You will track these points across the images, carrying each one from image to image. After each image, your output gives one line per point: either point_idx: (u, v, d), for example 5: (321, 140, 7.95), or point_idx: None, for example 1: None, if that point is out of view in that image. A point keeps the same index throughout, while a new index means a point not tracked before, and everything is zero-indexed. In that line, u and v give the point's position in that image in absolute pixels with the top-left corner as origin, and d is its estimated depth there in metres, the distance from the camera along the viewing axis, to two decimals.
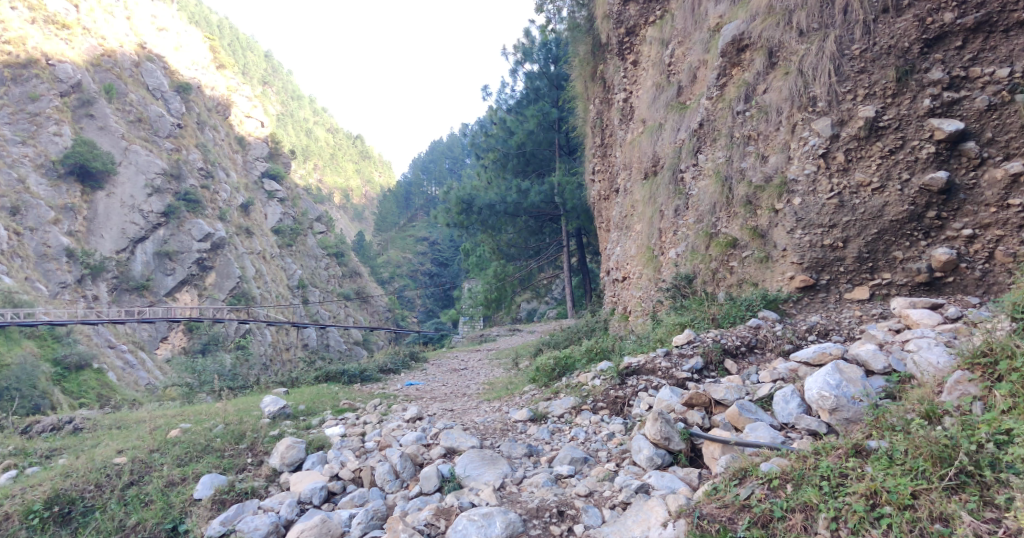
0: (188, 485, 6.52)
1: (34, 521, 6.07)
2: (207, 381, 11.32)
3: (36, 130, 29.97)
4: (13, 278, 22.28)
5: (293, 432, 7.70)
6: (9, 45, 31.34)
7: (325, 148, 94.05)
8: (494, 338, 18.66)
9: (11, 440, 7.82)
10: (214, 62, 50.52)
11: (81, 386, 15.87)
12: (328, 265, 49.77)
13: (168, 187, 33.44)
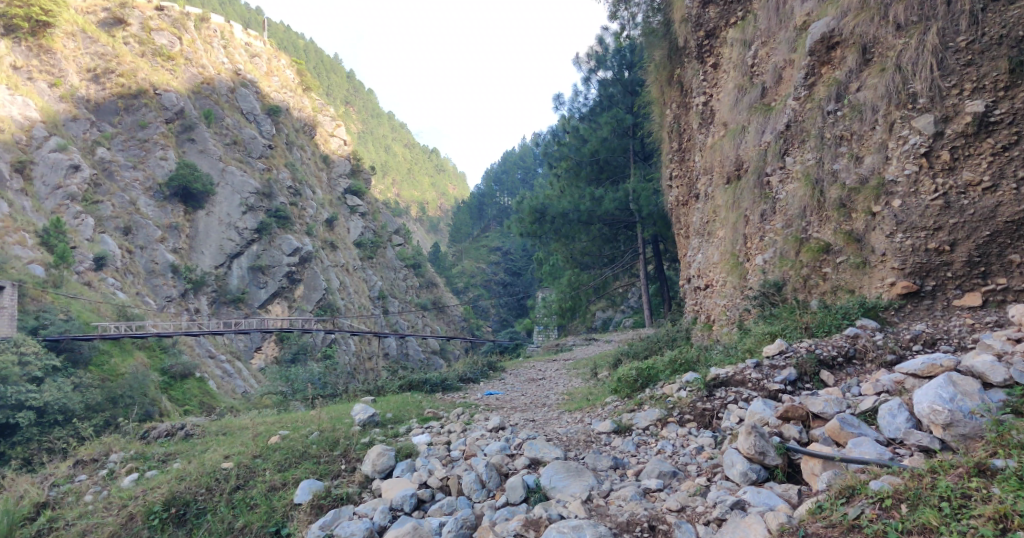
0: (288, 490, 6.77)
1: (155, 521, 6.52)
2: (300, 389, 11.77)
3: (145, 156, 31.83)
4: (126, 294, 24.33)
5: (382, 439, 7.88)
6: (122, 78, 33.07)
7: (401, 164, 96.75)
8: (571, 347, 18.61)
9: (131, 445, 8.38)
10: (302, 84, 52.50)
11: (185, 394, 17.03)
12: (407, 276, 50.88)
13: (261, 206, 35.14)
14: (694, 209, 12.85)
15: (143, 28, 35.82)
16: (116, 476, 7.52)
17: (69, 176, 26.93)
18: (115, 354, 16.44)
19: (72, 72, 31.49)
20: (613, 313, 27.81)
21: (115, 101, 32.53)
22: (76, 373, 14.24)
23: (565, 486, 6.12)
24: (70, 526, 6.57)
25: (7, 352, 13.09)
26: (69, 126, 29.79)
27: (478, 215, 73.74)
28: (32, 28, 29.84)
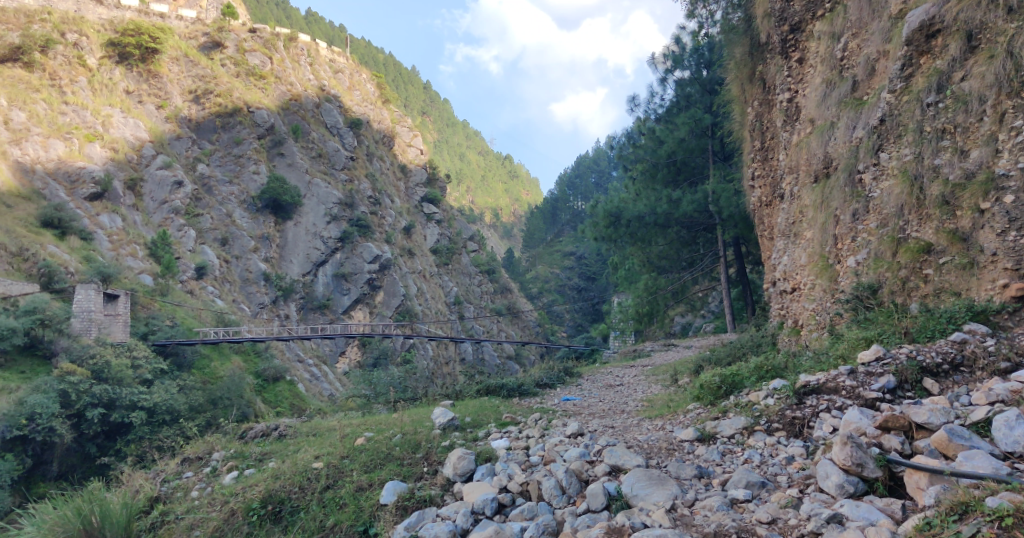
0: (374, 491, 6.95)
1: (254, 517, 6.85)
2: (382, 393, 12.17)
3: (240, 170, 33.84)
4: (224, 301, 26.41)
5: (462, 443, 7.97)
6: (220, 98, 34.94)
7: (475, 171, 98.35)
8: (649, 353, 18.37)
9: (231, 444, 8.89)
10: (382, 97, 53.76)
11: (277, 396, 18.30)
12: (481, 281, 51.19)
13: (343, 215, 36.20)
14: (779, 211, 12.38)
15: (238, 50, 37.98)
16: (218, 473, 7.97)
17: (173, 192, 29.52)
18: (214, 357, 17.89)
19: (176, 94, 34.19)
20: (695, 317, 27.09)
21: (213, 120, 34.50)
22: (181, 376, 15.83)
23: (647, 495, 5.99)
24: (179, 520, 6.99)
25: (123, 357, 14.98)
26: (172, 145, 32.45)
27: (551, 220, 71.68)
28: (142, 55, 33.34)
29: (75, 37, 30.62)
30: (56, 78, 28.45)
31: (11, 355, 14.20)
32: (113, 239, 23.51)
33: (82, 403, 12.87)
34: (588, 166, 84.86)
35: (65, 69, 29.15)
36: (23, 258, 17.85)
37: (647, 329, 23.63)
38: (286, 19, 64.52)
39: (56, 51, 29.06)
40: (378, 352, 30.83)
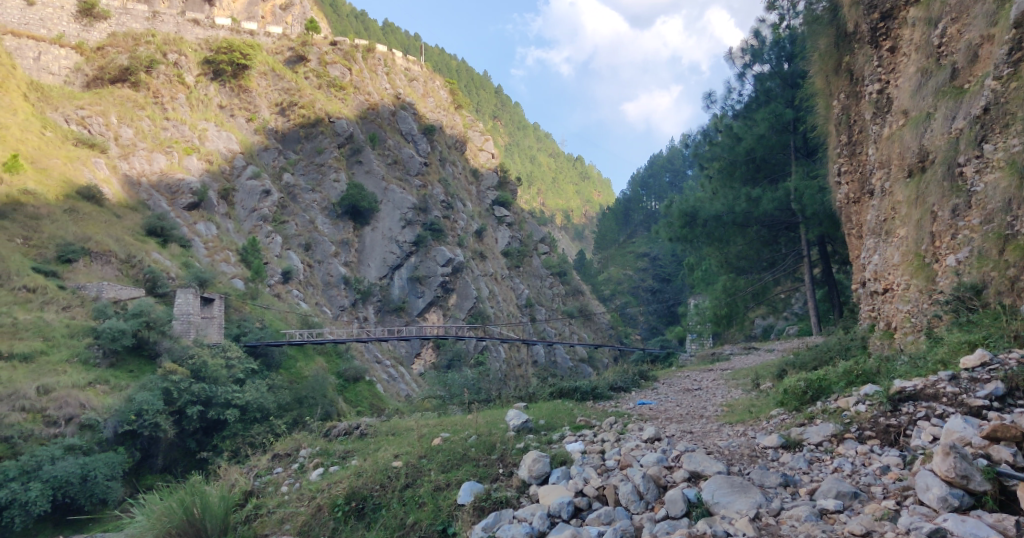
0: (452, 490, 6.94)
1: (339, 513, 7.01)
2: (455, 394, 12.51)
3: (322, 179, 35.22)
4: (308, 304, 27.48)
5: (536, 445, 7.77)
6: (303, 109, 35.98)
7: (546, 173, 98.32)
8: (728, 356, 17.92)
9: (317, 441, 9.26)
10: (455, 103, 53.74)
11: (357, 395, 19.41)
12: (552, 284, 49.38)
13: (418, 220, 36.99)
14: (867, 208, 11.78)
15: (320, 63, 39.32)
16: (305, 470, 8.27)
17: (262, 201, 30.82)
18: (299, 358, 19.05)
19: (264, 107, 35.45)
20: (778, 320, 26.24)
21: (297, 131, 35.72)
22: (270, 376, 16.86)
23: (730, 503, 5.75)
24: (272, 514, 7.23)
25: (218, 357, 15.92)
26: (261, 156, 33.62)
27: (625, 219, 71.66)
28: (234, 70, 34.82)
29: (176, 56, 33.07)
30: (159, 96, 31.04)
31: (122, 355, 15.68)
32: (209, 246, 25.86)
33: (183, 401, 13.73)
34: (662, 166, 82.63)
35: (167, 87, 31.63)
36: (131, 266, 20.52)
37: (725, 331, 23.37)
38: (364, 30, 66.11)
39: (160, 71, 31.74)
40: (452, 353, 31.41)
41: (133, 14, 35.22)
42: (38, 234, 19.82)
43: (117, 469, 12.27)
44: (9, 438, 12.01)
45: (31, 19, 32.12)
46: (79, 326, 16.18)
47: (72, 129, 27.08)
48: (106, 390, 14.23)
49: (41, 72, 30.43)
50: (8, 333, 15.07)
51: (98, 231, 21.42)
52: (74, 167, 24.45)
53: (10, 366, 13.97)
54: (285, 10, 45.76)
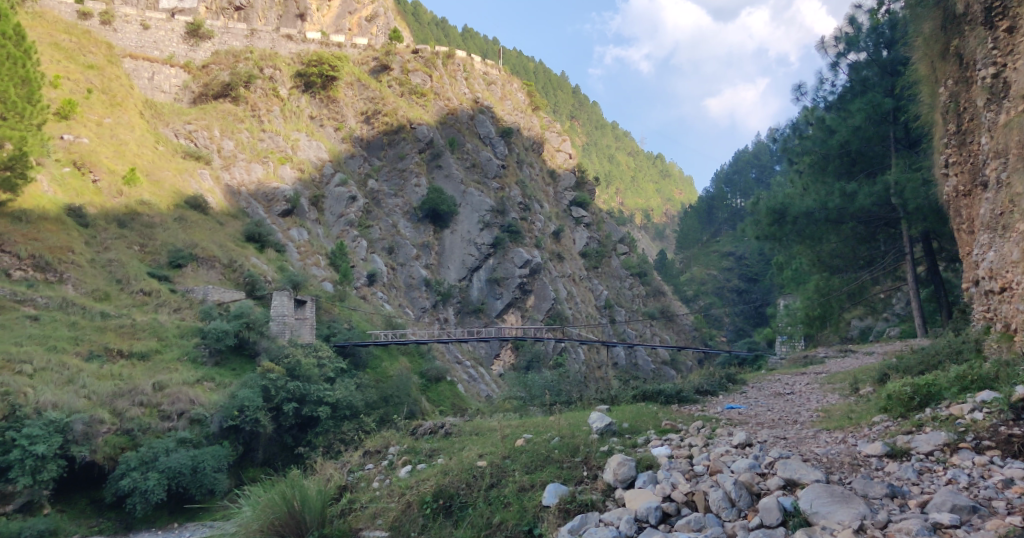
0: (537, 491, 6.70)
1: (427, 510, 6.90)
2: (535, 396, 12.69)
3: (403, 185, 36.04)
4: (392, 305, 28.85)
5: (621, 448, 7.29)
6: (387, 116, 37.08)
7: (625, 173, 96.96)
8: (822, 360, 17.06)
9: (404, 439, 9.46)
10: (532, 105, 52.55)
11: (439, 395, 20.02)
12: (633, 285, 48.53)
13: (495, 222, 37.30)
14: (980, 201, 10.94)
15: (402, 71, 39.63)
16: (395, 466, 8.45)
17: (348, 206, 32.18)
18: (385, 358, 19.78)
19: (350, 116, 36.68)
20: (877, 321, 24.90)
21: (381, 138, 36.78)
22: (357, 374, 17.54)
23: (830, 512, 5.29)
24: (365, 509, 7.23)
25: (311, 356, 16.62)
26: (347, 163, 34.95)
27: (707, 219, 69.35)
28: (323, 82, 36.13)
29: (271, 71, 35.01)
30: (257, 109, 32.94)
31: (226, 354, 16.68)
32: (301, 251, 27.30)
33: (280, 398, 14.44)
34: (747, 162, 78.98)
35: (263, 100, 33.52)
36: (233, 270, 22.15)
37: (819, 333, 22.34)
38: (443, 37, 66.94)
39: (257, 85, 33.63)
40: (531, 355, 31.49)
41: (233, 32, 36.77)
42: (152, 242, 21.96)
43: (222, 461, 13.19)
44: (130, 431, 13.19)
45: (147, 42, 34.57)
46: (188, 327, 17.35)
47: (181, 143, 29.68)
48: (212, 386, 15.20)
49: (155, 91, 32.98)
50: (128, 333, 16.33)
51: (203, 237, 23.34)
52: (182, 179, 26.82)
53: (130, 363, 15.15)
54: (370, 21, 46.11)
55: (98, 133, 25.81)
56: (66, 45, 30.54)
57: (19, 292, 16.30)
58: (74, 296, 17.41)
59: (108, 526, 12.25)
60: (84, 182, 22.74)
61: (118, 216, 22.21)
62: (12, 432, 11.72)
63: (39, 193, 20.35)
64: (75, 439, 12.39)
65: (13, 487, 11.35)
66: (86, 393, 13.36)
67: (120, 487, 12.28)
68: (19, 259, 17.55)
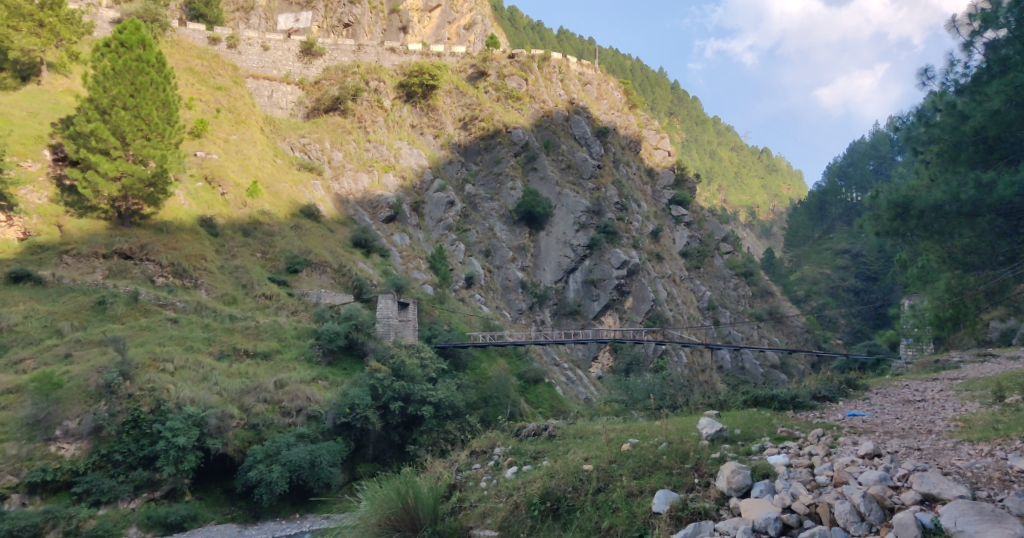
0: (647, 498, 6.49)
1: (536, 512, 6.87)
2: (639, 400, 12.75)
3: (500, 188, 36.19)
4: (489, 307, 29.59)
5: (735, 456, 6.95)
6: (484, 122, 37.45)
7: (728, 169, 93.36)
8: (957, 364, 15.66)
9: (509, 440, 9.56)
10: (630, 103, 50.24)
11: (538, 397, 20.25)
12: (737, 285, 46.42)
13: (592, 223, 36.47)
14: None
15: (499, 76, 39.78)
16: (501, 467, 8.54)
17: (446, 211, 33.05)
18: (483, 359, 20.34)
19: (448, 123, 37.47)
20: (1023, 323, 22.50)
21: (478, 143, 37.25)
22: (458, 375, 18.08)
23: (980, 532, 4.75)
24: (473, 508, 7.22)
25: (413, 357, 17.16)
26: (445, 169, 35.93)
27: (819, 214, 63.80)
28: (424, 91, 37.07)
29: (376, 84, 36.58)
30: (363, 121, 34.76)
31: (337, 354, 17.57)
32: (403, 255, 28.75)
33: (387, 396, 15.01)
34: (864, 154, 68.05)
35: (369, 112, 35.25)
36: (342, 274, 23.45)
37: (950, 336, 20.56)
38: (539, 40, 66.79)
39: (363, 98, 35.47)
40: (630, 358, 30.68)
41: (342, 48, 38.88)
42: (272, 248, 23.42)
43: (337, 456, 13.92)
44: (255, 425, 14.16)
45: (267, 62, 37.02)
46: (304, 328, 18.46)
47: (296, 155, 31.91)
48: (326, 385, 15.99)
49: (273, 107, 35.52)
50: (252, 334, 17.61)
51: (316, 244, 24.79)
52: (297, 189, 28.74)
53: (254, 362, 16.21)
54: (467, 29, 46.96)
55: (225, 150, 28.05)
56: (199, 68, 33.45)
57: (162, 297, 18.11)
58: (206, 300, 19.06)
59: (239, 514, 13.46)
60: (214, 195, 24.94)
61: (243, 226, 24.08)
62: (158, 424, 13.15)
63: (177, 206, 22.83)
64: (210, 432, 13.60)
65: (160, 475, 12.83)
66: (218, 390, 14.48)
67: (248, 478, 13.29)
68: (161, 266, 19.55)
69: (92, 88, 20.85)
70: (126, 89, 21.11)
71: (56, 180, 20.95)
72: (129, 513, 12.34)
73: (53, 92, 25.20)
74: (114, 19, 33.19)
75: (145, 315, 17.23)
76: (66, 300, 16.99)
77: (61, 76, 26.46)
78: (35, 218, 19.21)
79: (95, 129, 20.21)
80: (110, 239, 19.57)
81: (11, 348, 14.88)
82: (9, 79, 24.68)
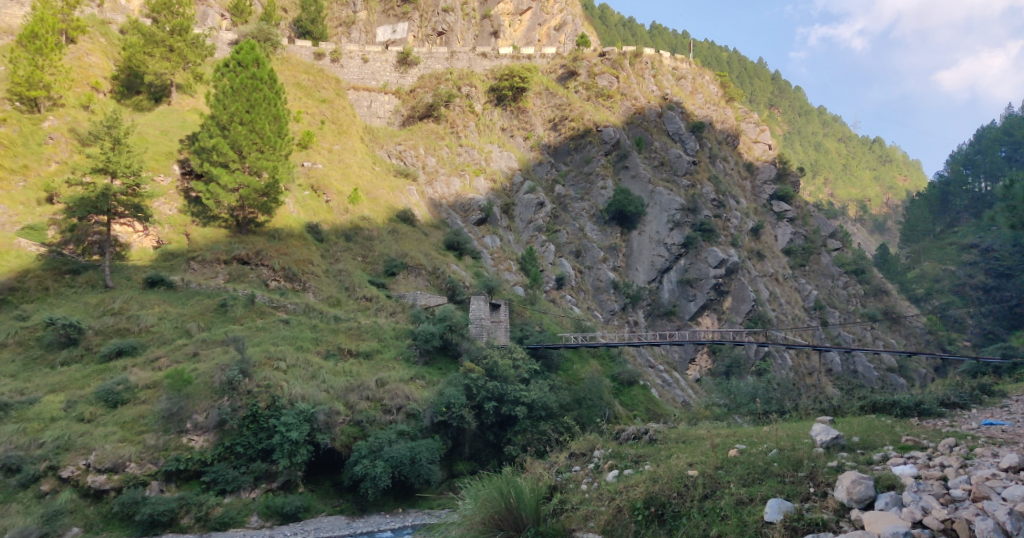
0: (758, 506, 6.20)
1: (640, 517, 6.72)
2: (750, 408, 12.70)
3: (590, 188, 36.14)
4: (580, 308, 29.66)
5: (855, 465, 6.51)
6: (574, 122, 37.43)
7: (835, 161, 87.41)
8: None
9: (609, 444, 9.47)
10: (725, 97, 47.33)
11: (632, 399, 20.04)
12: (848, 284, 43.14)
13: (687, 221, 35.56)
14: None
15: (589, 75, 39.59)
16: (601, 470, 8.41)
17: (537, 212, 33.21)
18: (576, 361, 20.32)
19: (539, 125, 38.05)
20: None
21: (568, 143, 37.28)
22: (551, 376, 18.37)
23: None
24: (576, 510, 7.19)
25: (506, 357, 17.42)
26: (535, 170, 36.38)
27: (941, 208, 57.82)
28: (514, 94, 37.73)
29: (468, 89, 37.63)
30: (456, 126, 35.88)
31: (433, 354, 18.03)
32: (495, 257, 29.35)
33: (481, 397, 15.52)
34: (992, 138, 59.27)
35: (461, 117, 36.25)
36: (437, 276, 24.15)
37: None
38: (630, 36, 65.90)
39: (455, 103, 36.53)
40: (730, 360, 29.55)
41: (436, 56, 40.00)
42: (372, 252, 24.50)
43: (435, 454, 14.46)
44: (360, 422, 14.84)
45: (367, 74, 38.72)
46: (402, 329, 19.13)
47: (393, 162, 33.57)
48: (423, 384, 16.51)
49: (372, 117, 37.21)
50: (355, 334, 18.37)
51: (412, 247, 25.62)
52: (394, 195, 29.91)
53: (357, 361, 16.91)
54: (558, 30, 46.37)
55: (330, 159, 29.55)
56: (305, 83, 35.26)
57: (275, 299, 19.26)
58: (314, 301, 20.16)
59: (347, 506, 14.01)
60: (320, 203, 26.35)
61: (345, 231, 25.33)
62: (274, 419, 14.00)
63: (288, 214, 24.24)
64: (320, 427, 14.31)
65: (276, 467, 13.62)
66: (325, 387, 15.20)
67: (354, 473, 13.89)
68: (274, 270, 20.87)
69: (214, 107, 22.73)
70: (243, 105, 22.84)
71: (184, 192, 22.83)
72: (251, 502, 13.23)
73: (180, 111, 27.38)
74: (232, 40, 35.89)
75: (261, 316, 18.39)
76: (194, 302, 18.44)
77: (188, 96, 28.71)
78: (168, 228, 21.17)
79: (216, 145, 21.99)
80: (230, 245, 21.15)
81: (149, 347, 16.41)
82: (145, 101, 27.07)
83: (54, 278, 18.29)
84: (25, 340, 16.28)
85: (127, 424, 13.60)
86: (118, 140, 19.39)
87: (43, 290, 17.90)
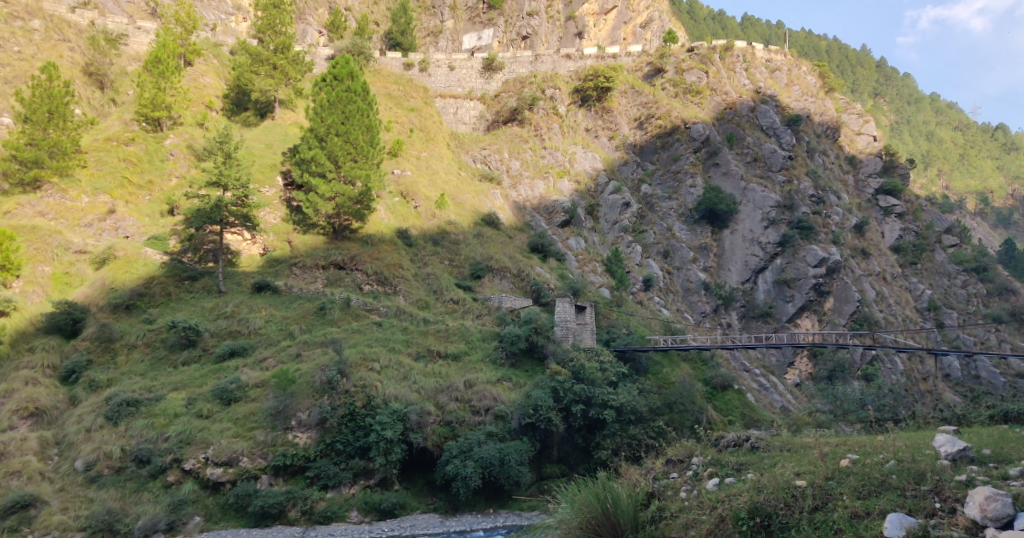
0: (875, 520, 5.83)
1: (744, 527, 6.42)
2: (867, 419, 11.98)
3: (678, 186, 35.42)
4: (669, 310, 29.13)
5: (988, 480, 5.98)
6: (661, 120, 36.67)
7: (950, 150, 80.26)
8: None
9: (708, 449, 9.21)
10: (826, 87, 44.54)
11: (727, 404, 19.42)
12: (967, 283, 39.86)
13: (783, 218, 34.16)
14: None
15: (677, 71, 38.73)
16: (701, 478, 8.16)
17: (623, 212, 32.90)
18: (665, 363, 19.93)
19: (624, 124, 37.49)
20: None
21: (655, 141, 36.60)
22: (639, 380, 18.13)
23: None
24: (675, 518, 6.93)
25: (593, 360, 17.33)
26: (620, 170, 35.77)
27: None
28: (599, 94, 37.45)
29: (552, 91, 37.77)
30: (539, 129, 36.10)
31: (520, 356, 18.16)
32: (579, 259, 29.31)
33: (568, 400, 15.58)
34: None
35: (545, 119, 36.41)
36: (521, 279, 24.32)
37: None
38: (721, 30, 63.98)
39: (540, 106, 36.77)
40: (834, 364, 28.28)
41: (520, 60, 40.43)
42: (459, 256, 25.02)
43: (524, 456, 14.54)
44: (450, 422, 15.17)
45: (453, 82, 39.60)
46: (489, 331, 19.40)
47: (478, 167, 34.36)
48: (510, 386, 16.68)
49: (459, 123, 38.16)
50: (444, 337, 18.74)
51: (497, 250, 25.92)
52: (479, 199, 30.39)
53: (446, 363, 17.31)
54: (644, 28, 44.22)
55: (419, 166, 30.36)
56: (395, 93, 36.30)
57: (369, 302, 19.98)
58: (404, 304, 20.77)
59: (440, 504, 14.33)
60: (409, 208, 27.17)
61: (433, 236, 26.02)
62: (370, 417, 14.50)
63: (379, 220, 25.13)
64: (412, 427, 14.73)
65: (373, 464, 14.13)
66: (416, 387, 15.66)
67: (446, 472, 14.18)
68: (367, 275, 21.65)
69: (313, 120, 23.92)
70: (339, 117, 23.89)
71: (287, 202, 24.18)
72: (351, 497, 13.78)
73: (283, 125, 28.89)
74: (329, 56, 37.74)
75: (356, 318, 19.11)
76: (296, 306, 19.45)
77: (290, 111, 30.33)
78: (273, 236, 22.61)
79: (315, 156, 23.08)
80: (327, 251, 22.16)
81: (257, 347, 17.47)
82: (252, 117, 28.67)
83: (175, 284, 19.73)
84: (153, 340, 17.69)
85: (240, 420, 14.52)
86: (229, 154, 20.75)
87: (166, 295, 19.33)
